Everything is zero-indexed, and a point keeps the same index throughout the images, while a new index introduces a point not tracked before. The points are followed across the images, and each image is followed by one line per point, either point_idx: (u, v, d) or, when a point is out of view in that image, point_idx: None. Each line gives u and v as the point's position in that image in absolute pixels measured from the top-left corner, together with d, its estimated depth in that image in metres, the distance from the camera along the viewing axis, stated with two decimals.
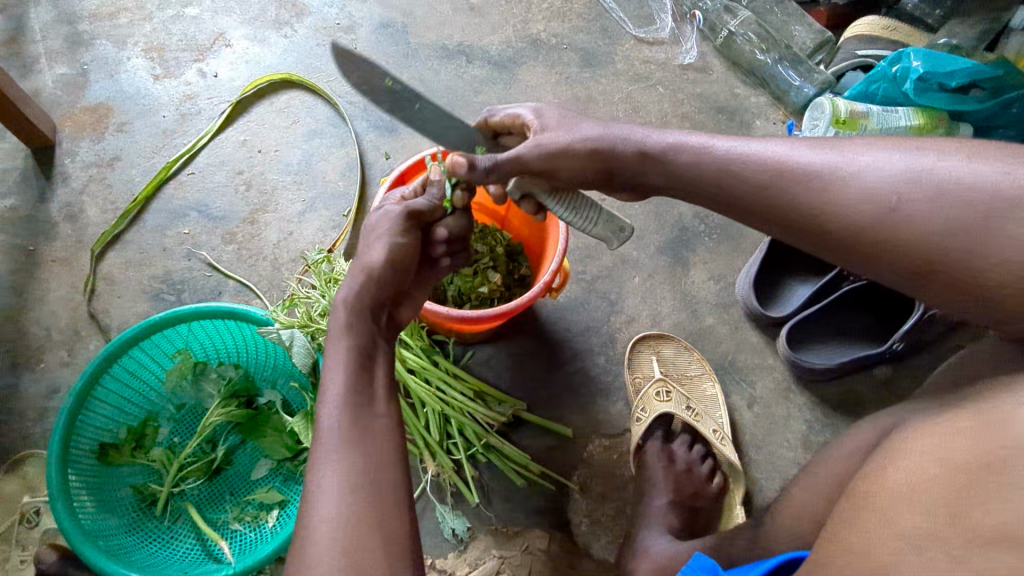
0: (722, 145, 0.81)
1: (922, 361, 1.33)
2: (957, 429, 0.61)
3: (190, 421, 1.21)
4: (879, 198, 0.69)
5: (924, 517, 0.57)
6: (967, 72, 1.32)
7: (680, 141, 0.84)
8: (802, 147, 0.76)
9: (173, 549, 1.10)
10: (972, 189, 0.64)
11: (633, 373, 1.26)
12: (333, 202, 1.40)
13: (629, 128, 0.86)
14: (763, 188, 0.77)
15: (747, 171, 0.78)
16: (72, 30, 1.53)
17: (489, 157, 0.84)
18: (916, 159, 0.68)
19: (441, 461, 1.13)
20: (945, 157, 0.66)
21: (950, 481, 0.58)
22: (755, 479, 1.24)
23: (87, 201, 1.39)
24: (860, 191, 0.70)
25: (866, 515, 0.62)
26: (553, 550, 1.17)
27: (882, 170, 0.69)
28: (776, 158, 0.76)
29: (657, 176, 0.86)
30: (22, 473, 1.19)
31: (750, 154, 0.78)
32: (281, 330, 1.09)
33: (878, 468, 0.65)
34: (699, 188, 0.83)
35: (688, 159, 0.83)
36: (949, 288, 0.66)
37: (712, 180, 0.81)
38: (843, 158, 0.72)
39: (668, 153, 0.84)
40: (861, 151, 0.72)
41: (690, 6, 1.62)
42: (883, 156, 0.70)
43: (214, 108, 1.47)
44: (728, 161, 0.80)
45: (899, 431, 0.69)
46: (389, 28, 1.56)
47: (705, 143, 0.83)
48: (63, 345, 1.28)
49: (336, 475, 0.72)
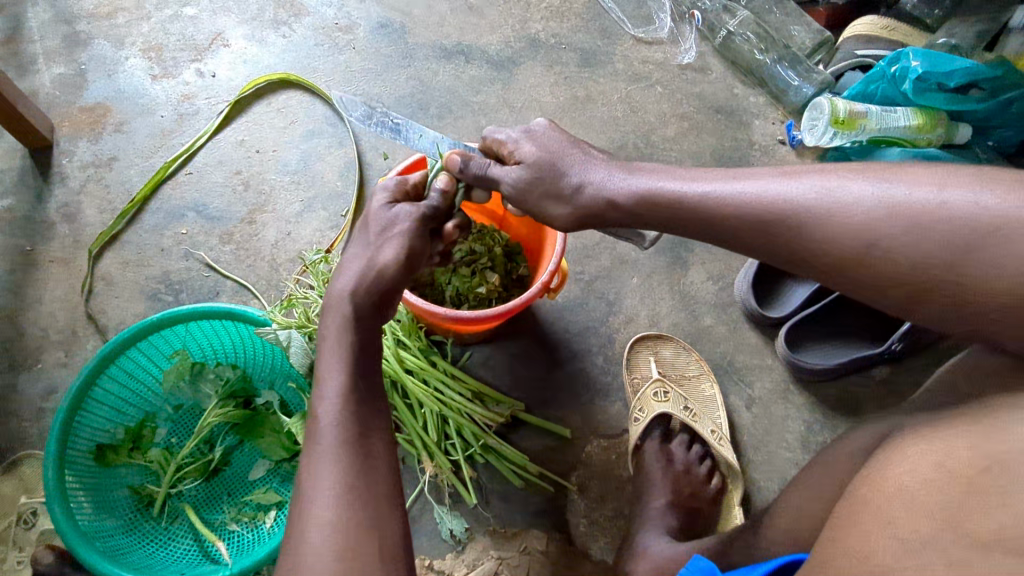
0: (694, 188, 0.79)
1: (921, 362, 1.33)
2: (955, 433, 0.61)
3: (188, 422, 1.20)
4: (858, 235, 0.68)
5: (925, 520, 0.57)
6: (965, 71, 1.31)
7: (652, 186, 0.82)
8: (776, 184, 0.74)
9: (170, 551, 1.09)
10: (949, 217, 0.63)
11: (631, 374, 1.26)
12: (331, 202, 1.40)
13: (603, 178, 0.84)
14: (743, 230, 0.76)
15: (725, 215, 0.76)
16: (70, 29, 1.53)
17: (481, 164, 0.89)
18: (889, 190, 0.67)
19: (439, 461, 1.13)
20: (919, 185, 0.66)
21: (949, 484, 0.57)
22: (753, 480, 1.24)
23: (84, 201, 1.39)
24: (840, 228, 0.69)
25: (865, 517, 0.61)
26: (551, 551, 1.16)
27: (858, 204, 0.68)
28: (752, 201, 0.74)
29: (638, 224, 0.85)
30: (19, 473, 1.18)
31: (725, 198, 0.76)
32: (278, 330, 1.08)
33: (876, 468, 0.64)
34: (679, 230, 0.82)
35: (663, 208, 0.81)
36: (931, 310, 0.67)
37: (691, 224, 0.80)
38: (819, 193, 0.71)
39: (642, 204, 0.82)
40: (835, 183, 0.70)
41: (689, 6, 1.62)
42: (858, 187, 0.69)
43: (212, 108, 1.47)
44: (704, 206, 0.78)
45: (896, 433, 0.68)
46: (387, 28, 1.56)
47: (676, 186, 0.81)
48: (61, 345, 1.28)
49: (334, 476, 0.72)
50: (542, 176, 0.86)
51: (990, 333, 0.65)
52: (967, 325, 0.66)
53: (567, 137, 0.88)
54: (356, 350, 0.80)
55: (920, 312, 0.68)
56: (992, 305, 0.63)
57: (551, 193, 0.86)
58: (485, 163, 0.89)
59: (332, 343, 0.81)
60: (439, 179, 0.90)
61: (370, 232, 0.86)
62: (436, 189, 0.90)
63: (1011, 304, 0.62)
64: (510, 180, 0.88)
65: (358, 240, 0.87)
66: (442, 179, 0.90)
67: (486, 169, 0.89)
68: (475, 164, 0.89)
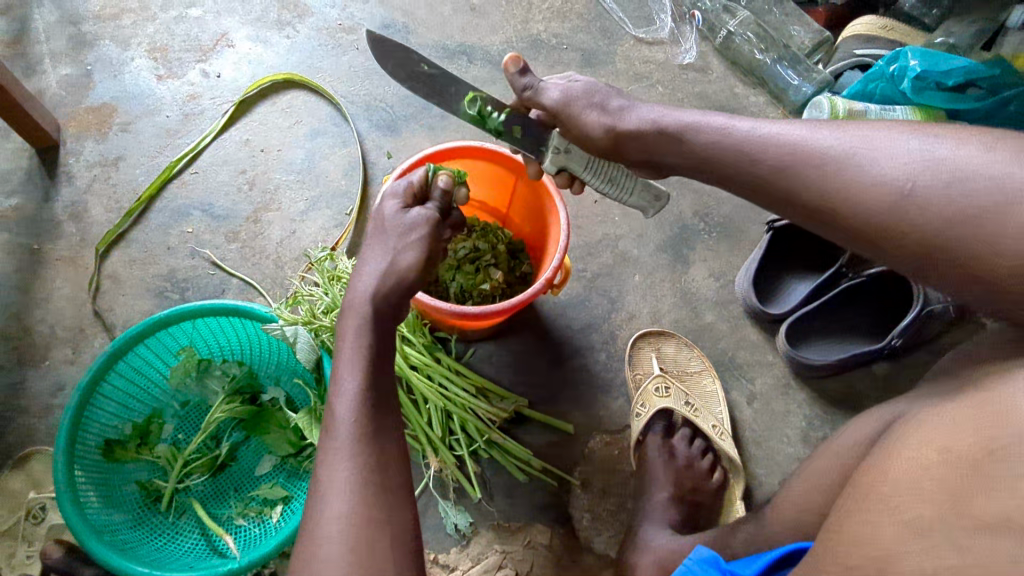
0: (742, 125, 0.81)
1: (921, 358, 1.34)
2: (964, 416, 0.61)
3: (194, 418, 1.22)
4: (894, 185, 0.68)
5: (925, 505, 0.58)
6: (963, 70, 1.32)
7: (703, 121, 0.84)
8: (823, 130, 0.75)
9: (179, 544, 1.11)
10: (987, 178, 0.63)
11: (633, 370, 1.27)
12: (336, 201, 1.41)
13: (650, 108, 0.89)
14: (779, 168, 0.77)
15: (766, 152, 0.78)
16: (76, 31, 1.54)
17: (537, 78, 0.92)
18: (933, 147, 0.68)
19: (444, 457, 1.14)
20: (962, 146, 0.66)
21: (953, 469, 0.58)
22: (754, 474, 1.25)
23: (91, 201, 1.40)
24: (876, 176, 0.70)
25: (869, 505, 0.62)
26: (555, 545, 1.18)
27: (900, 155, 0.69)
28: (796, 142, 0.76)
29: (674, 155, 0.87)
30: (28, 469, 1.20)
31: (768, 135, 0.78)
32: (284, 327, 1.09)
33: (881, 456, 0.65)
34: (716, 167, 0.83)
35: (708, 140, 0.83)
36: (952, 277, 0.67)
37: (730, 160, 0.81)
38: (859, 142, 0.72)
39: (685, 132, 0.85)
40: (878, 136, 0.71)
41: (689, 7, 1.63)
42: (901, 141, 0.70)
43: (217, 108, 1.49)
44: (748, 141, 0.80)
45: (903, 419, 0.69)
46: (390, 29, 1.58)
47: (725, 122, 0.83)
48: (68, 342, 1.29)
49: (343, 468, 0.74)
50: (589, 92, 0.90)
51: (1014, 308, 0.65)
52: (994, 301, 0.66)
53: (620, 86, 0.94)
54: (362, 345, 0.81)
55: (942, 279, 0.68)
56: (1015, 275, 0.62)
57: (595, 106, 0.89)
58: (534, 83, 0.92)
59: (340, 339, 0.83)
60: (442, 179, 0.93)
61: (389, 235, 0.87)
62: (439, 189, 0.94)
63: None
64: (558, 90, 0.90)
65: (376, 246, 0.87)
66: (444, 179, 0.94)
67: (537, 84, 0.92)
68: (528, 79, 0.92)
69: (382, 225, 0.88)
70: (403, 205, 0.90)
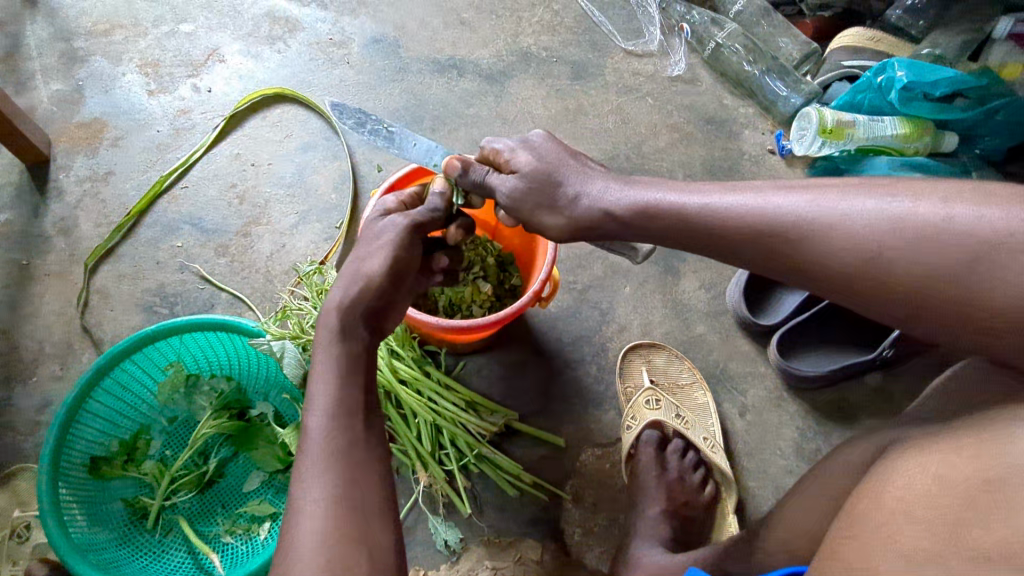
0: (691, 202, 0.79)
1: (913, 369, 1.34)
2: (954, 445, 0.61)
3: (182, 434, 1.21)
4: (861, 249, 0.67)
5: (922, 533, 0.57)
6: (950, 81, 1.33)
7: (648, 200, 0.82)
8: (775, 196, 0.74)
9: (164, 563, 1.09)
10: (951, 231, 0.62)
11: (624, 382, 1.27)
12: (326, 214, 1.41)
13: (601, 189, 0.85)
14: (744, 242, 0.75)
15: (725, 226, 0.76)
16: (68, 47, 1.55)
17: (483, 172, 0.90)
18: (891, 205, 0.66)
19: (433, 472, 1.13)
20: (922, 200, 0.65)
21: (949, 497, 0.58)
22: (747, 487, 1.24)
23: (80, 216, 1.40)
24: (842, 242, 0.68)
25: (864, 532, 0.61)
26: (547, 561, 1.16)
27: (860, 218, 0.67)
28: (750, 217, 0.74)
29: (631, 237, 0.85)
30: (14, 486, 1.18)
31: (722, 212, 0.76)
32: (272, 342, 1.10)
33: (875, 482, 0.65)
34: (677, 242, 0.82)
35: (660, 220, 0.81)
36: (931, 325, 0.67)
37: (690, 237, 0.80)
38: (817, 209, 0.70)
39: (639, 218, 0.82)
40: (835, 198, 0.70)
41: (678, 19, 1.65)
42: (859, 203, 0.68)
43: (208, 123, 1.49)
44: (705, 219, 0.78)
45: (892, 446, 0.69)
46: (381, 43, 1.58)
47: (673, 200, 0.80)
48: (56, 358, 1.28)
49: (321, 486, 0.73)
50: (534, 191, 0.86)
51: (989, 348, 0.65)
52: (964, 340, 0.66)
53: (565, 158, 0.87)
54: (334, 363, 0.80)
55: (922, 326, 0.68)
56: (988, 323, 0.63)
57: (545, 204, 0.87)
58: (485, 171, 0.90)
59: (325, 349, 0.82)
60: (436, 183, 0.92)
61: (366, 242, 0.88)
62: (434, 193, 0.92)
63: (1011, 321, 0.61)
64: (506, 193, 0.88)
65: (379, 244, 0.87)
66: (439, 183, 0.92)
67: (485, 177, 0.90)
68: (474, 172, 0.90)
69: (381, 227, 0.88)
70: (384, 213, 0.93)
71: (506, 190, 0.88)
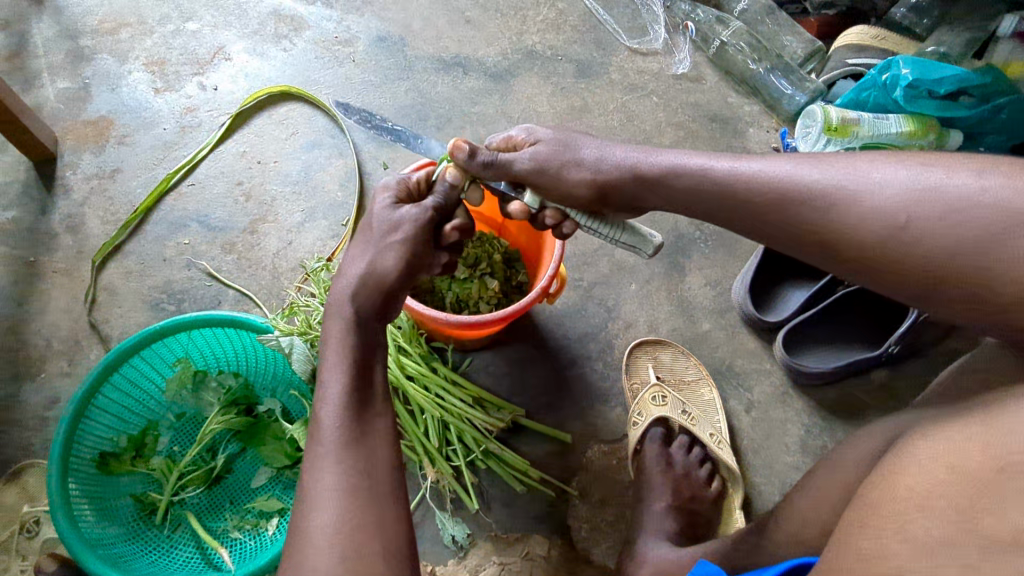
0: (722, 166, 0.82)
1: (918, 366, 1.34)
2: (966, 433, 0.61)
3: (190, 430, 1.21)
4: (888, 218, 0.69)
5: (935, 521, 0.58)
6: (955, 79, 1.34)
7: (676, 164, 0.85)
8: (804, 164, 0.76)
9: (173, 558, 1.10)
10: (980, 207, 0.63)
11: (630, 379, 1.27)
12: (332, 211, 1.42)
13: (625, 151, 0.89)
14: (771, 206, 0.78)
15: (752, 191, 0.79)
16: (74, 45, 1.55)
17: (490, 153, 0.88)
18: (922, 176, 0.68)
19: (441, 468, 1.14)
20: (953, 173, 0.66)
21: (962, 487, 0.58)
22: (752, 484, 1.25)
23: (87, 213, 1.40)
24: (867, 210, 0.70)
25: (877, 521, 0.61)
26: (553, 557, 1.17)
27: (887, 188, 0.69)
28: (779, 180, 0.77)
29: (655, 199, 0.88)
30: (23, 482, 1.19)
31: (752, 175, 0.79)
32: (280, 337, 1.08)
33: (886, 470, 0.65)
34: (703, 206, 0.84)
35: (689, 182, 0.84)
36: (951, 301, 0.67)
37: (717, 199, 0.82)
38: (847, 177, 0.72)
39: (666, 178, 0.85)
40: (865, 168, 0.71)
41: (683, 19, 1.65)
42: (891, 173, 0.70)
43: (214, 120, 1.49)
44: (732, 181, 0.81)
45: (903, 436, 0.69)
46: (386, 41, 1.59)
47: (705, 164, 0.83)
48: (63, 354, 1.29)
49: (333, 479, 0.73)
50: (556, 151, 0.90)
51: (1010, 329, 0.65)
52: (987, 317, 0.66)
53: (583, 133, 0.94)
54: (346, 356, 0.81)
55: (943, 303, 0.68)
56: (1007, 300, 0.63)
57: (570, 160, 0.89)
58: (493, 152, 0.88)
59: (342, 337, 0.83)
60: (449, 172, 0.90)
61: (375, 234, 0.88)
62: (445, 183, 0.91)
63: None
64: (528, 157, 0.90)
65: (390, 239, 0.87)
66: (451, 172, 0.90)
67: (494, 157, 0.89)
68: (482, 155, 0.88)
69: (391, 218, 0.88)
70: (394, 201, 0.91)
71: (527, 155, 0.90)
